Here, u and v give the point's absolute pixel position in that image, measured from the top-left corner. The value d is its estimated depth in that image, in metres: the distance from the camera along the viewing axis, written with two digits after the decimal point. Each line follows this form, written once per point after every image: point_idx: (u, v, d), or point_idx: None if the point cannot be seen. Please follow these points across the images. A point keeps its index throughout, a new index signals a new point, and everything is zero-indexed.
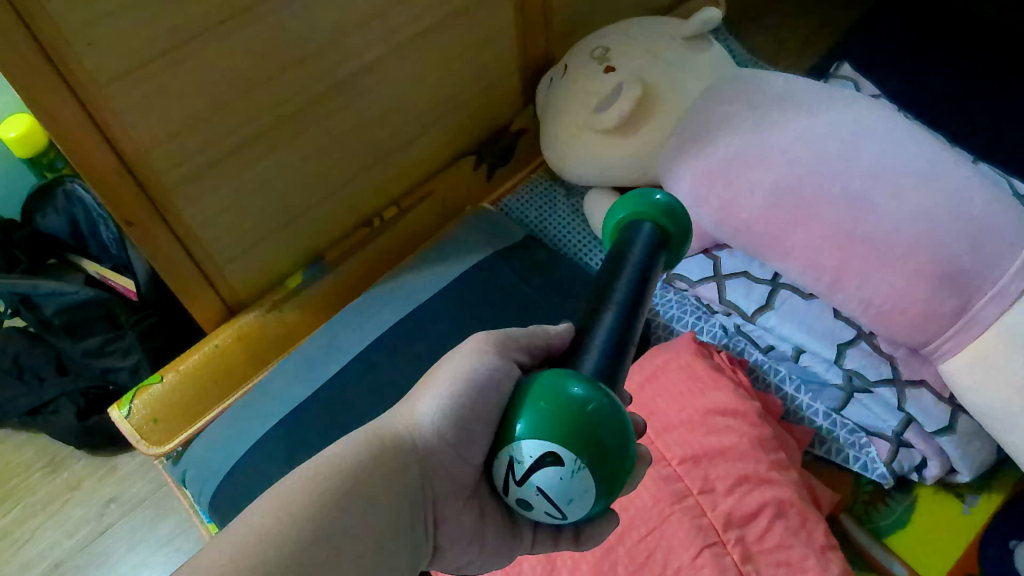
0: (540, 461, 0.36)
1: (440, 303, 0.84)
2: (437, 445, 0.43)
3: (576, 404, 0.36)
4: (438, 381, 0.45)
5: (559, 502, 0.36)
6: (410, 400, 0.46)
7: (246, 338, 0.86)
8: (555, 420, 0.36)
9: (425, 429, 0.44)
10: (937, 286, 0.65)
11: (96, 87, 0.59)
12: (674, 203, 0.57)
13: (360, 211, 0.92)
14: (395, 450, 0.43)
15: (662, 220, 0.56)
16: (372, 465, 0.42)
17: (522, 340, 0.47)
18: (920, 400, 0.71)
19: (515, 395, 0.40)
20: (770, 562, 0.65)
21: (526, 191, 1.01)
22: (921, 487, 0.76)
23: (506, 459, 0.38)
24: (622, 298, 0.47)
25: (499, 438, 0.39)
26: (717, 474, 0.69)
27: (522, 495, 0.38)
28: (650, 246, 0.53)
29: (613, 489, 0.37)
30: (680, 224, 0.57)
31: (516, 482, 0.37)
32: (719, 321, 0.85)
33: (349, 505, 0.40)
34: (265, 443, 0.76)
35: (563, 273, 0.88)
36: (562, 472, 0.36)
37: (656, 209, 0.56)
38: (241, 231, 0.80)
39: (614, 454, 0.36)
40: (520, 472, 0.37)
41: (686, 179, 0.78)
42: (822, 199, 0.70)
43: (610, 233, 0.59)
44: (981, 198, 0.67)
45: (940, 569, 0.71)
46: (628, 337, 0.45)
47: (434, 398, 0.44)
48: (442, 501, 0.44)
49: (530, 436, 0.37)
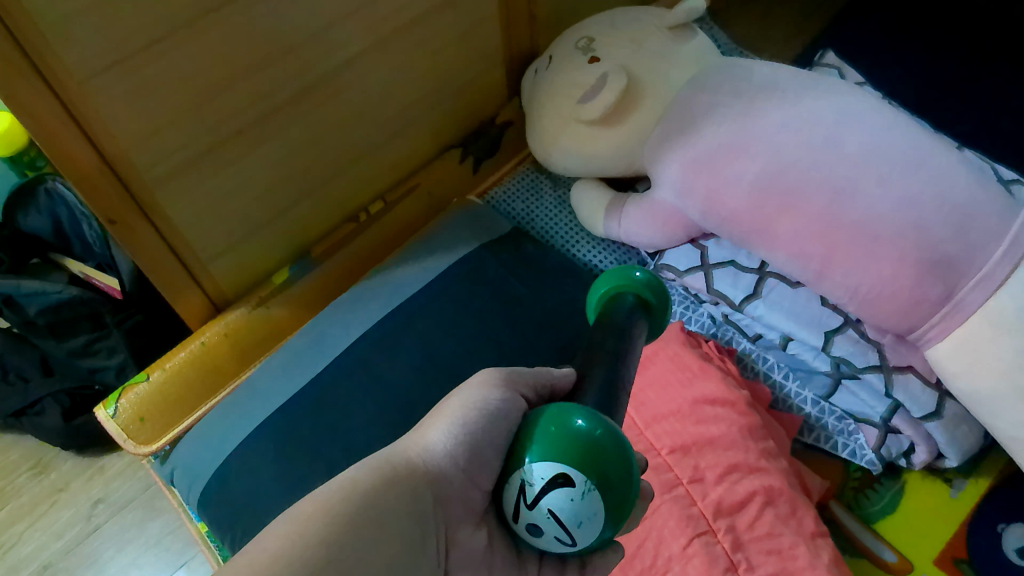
0: (551, 483, 0.37)
1: (428, 297, 0.84)
2: (451, 472, 0.44)
3: (583, 431, 0.37)
4: (449, 410, 0.46)
5: (569, 526, 0.37)
6: (422, 428, 0.46)
7: (235, 334, 0.86)
8: (564, 444, 0.37)
9: (438, 456, 0.44)
10: (923, 271, 0.65)
11: (75, 84, 0.58)
12: (652, 280, 0.57)
13: (345, 206, 0.92)
14: (407, 475, 0.43)
15: (644, 293, 0.56)
16: (384, 489, 0.42)
17: (529, 375, 0.47)
18: (907, 386, 0.71)
19: (523, 425, 0.40)
20: (760, 550, 0.65)
21: (513, 183, 1.01)
22: (910, 473, 0.76)
23: (517, 483, 0.38)
24: (610, 351, 0.48)
25: (509, 462, 0.39)
26: (706, 463, 0.69)
27: (532, 520, 0.38)
28: (631, 314, 0.54)
29: (621, 515, 0.38)
30: (659, 294, 0.57)
31: (528, 507, 0.37)
32: (706, 310, 0.85)
33: (361, 526, 0.40)
34: (255, 441, 0.76)
35: (549, 265, 0.88)
36: (573, 493, 0.36)
37: (638, 282, 0.57)
38: (225, 227, 0.79)
39: (620, 477, 0.37)
40: (531, 496, 0.37)
41: (673, 168, 0.78)
42: (808, 186, 0.70)
43: (592, 311, 0.59)
44: (966, 184, 0.67)
45: (929, 553, 0.72)
46: (620, 382, 0.46)
47: (447, 426, 0.45)
48: (454, 526, 0.44)
49: (541, 457, 0.37)
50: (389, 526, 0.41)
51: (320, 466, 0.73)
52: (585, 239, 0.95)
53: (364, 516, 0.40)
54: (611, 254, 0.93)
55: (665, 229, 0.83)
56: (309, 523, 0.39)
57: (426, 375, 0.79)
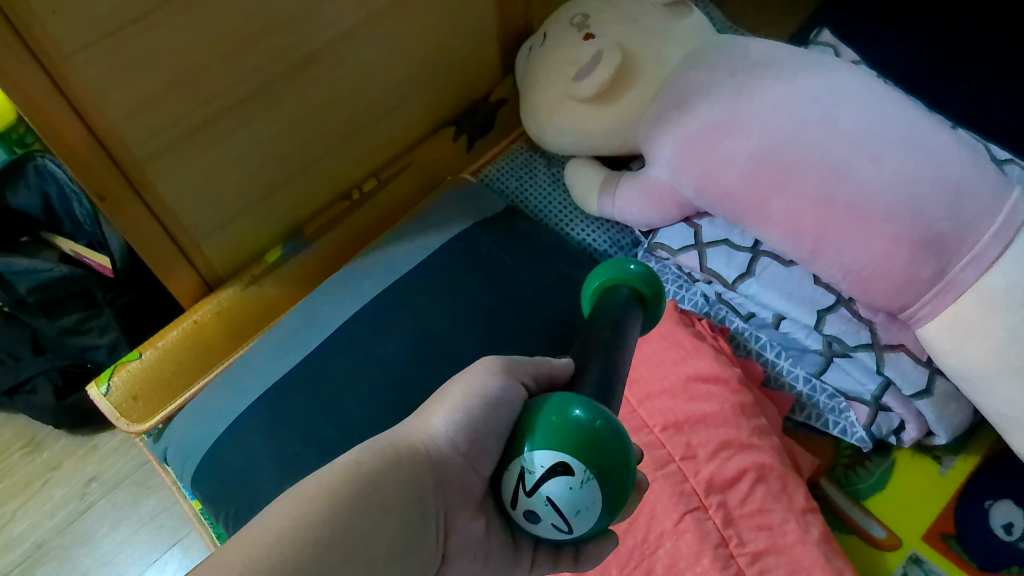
0: (551, 471, 0.37)
1: (421, 275, 0.84)
2: (452, 457, 0.44)
3: (582, 421, 0.37)
4: (451, 397, 0.46)
5: (567, 514, 0.37)
6: (424, 413, 0.46)
7: (227, 312, 0.86)
8: (564, 435, 0.37)
9: (439, 441, 0.44)
10: (915, 250, 0.65)
11: (62, 58, 0.58)
12: (647, 272, 0.58)
13: (338, 184, 0.92)
14: (409, 459, 0.43)
15: (640, 285, 0.57)
16: (385, 473, 0.42)
17: (530, 364, 0.47)
18: (898, 364, 0.72)
19: (523, 414, 0.40)
20: (751, 525, 0.66)
21: (506, 162, 1.00)
22: (899, 450, 0.77)
23: (517, 470, 0.38)
24: (607, 343, 0.48)
25: (509, 450, 0.39)
26: (698, 440, 0.69)
27: (529, 506, 0.38)
28: (626, 306, 0.54)
29: (617, 504, 0.38)
30: (654, 287, 0.58)
31: (528, 495, 0.38)
32: (699, 289, 0.85)
33: (363, 508, 0.40)
34: (248, 418, 0.76)
35: (543, 244, 0.88)
36: (572, 482, 0.36)
37: (632, 275, 0.57)
38: (217, 204, 0.79)
39: (618, 463, 0.37)
40: (531, 482, 0.37)
41: (668, 146, 0.78)
42: (803, 164, 0.70)
43: (587, 301, 0.60)
44: (959, 162, 0.67)
45: (917, 529, 0.72)
46: (616, 378, 0.46)
47: (448, 412, 0.45)
48: (454, 512, 0.44)
49: (543, 446, 0.37)
50: (389, 503, 0.41)
51: (314, 444, 0.74)
52: (579, 218, 0.95)
53: (364, 496, 0.40)
54: (605, 232, 0.93)
55: (659, 207, 0.83)
56: (310, 504, 0.39)
57: (420, 353, 0.78)
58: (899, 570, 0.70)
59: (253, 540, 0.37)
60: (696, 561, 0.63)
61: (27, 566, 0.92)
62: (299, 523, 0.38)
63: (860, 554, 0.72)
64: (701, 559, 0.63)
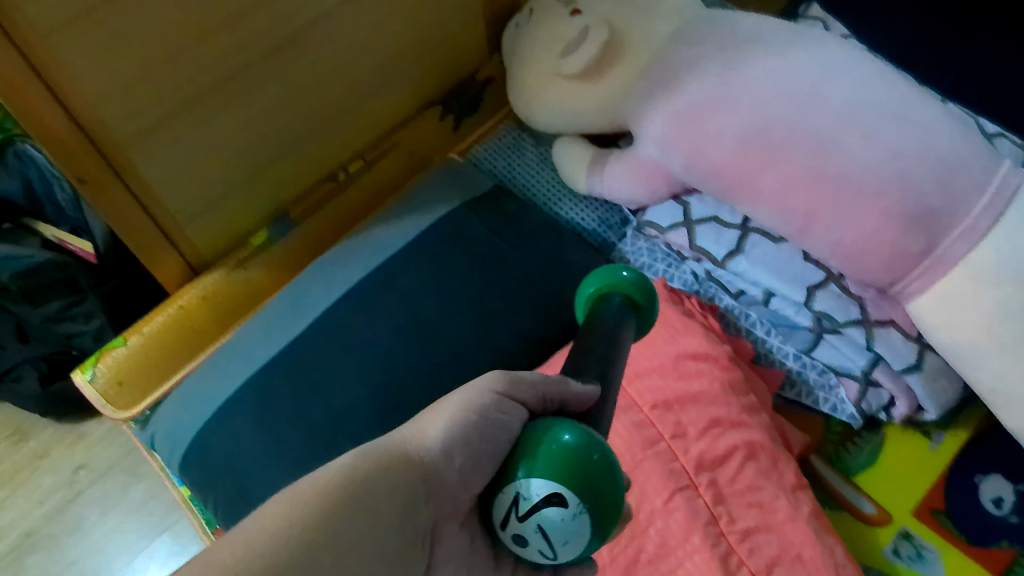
0: (545, 501, 0.36)
1: (409, 256, 0.83)
2: (446, 469, 0.42)
3: (580, 452, 0.37)
4: (451, 406, 0.44)
5: (556, 543, 0.37)
6: (424, 417, 0.45)
7: (213, 298, 0.85)
8: (562, 466, 0.36)
9: (434, 450, 0.42)
10: (905, 225, 0.65)
11: (37, 37, 0.56)
12: (642, 279, 0.58)
13: (324, 165, 0.90)
14: (402, 471, 0.41)
15: (634, 294, 0.57)
16: (376, 482, 0.41)
17: (542, 380, 0.44)
18: (888, 339, 0.72)
19: (523, 438, 0.40)
20: (742, 503, 0.65)
21: (494, 142, 0.98)
22: (890, 426, 0.77)
23: (510, 494, 0.38)
24: (599, 355, 0.48)
25: (504, 472, 0.39)
26: (688, 418, 0.69)
27: (519, 532, 0.37)
28: (620, 315, 0.54)
29: (604, 536, 0.38)
30: (648, 294, 0.57)
31: (520, 522, 0.37)
32: (690, 268, 0.84)
33: (351, 518, 0.39)
34: (234, 402, 0.75)
35: (532, 224, 0.87)
36: (564, 514, 0.36)
37: (626, 283, 0.57)
38: (202, 187, 0.78)
39: (608, 495, 0.37)
40: (524, 509, 0.37)
41: (657, 123, 0.77)
42: (793, 140, 0.69)
43: (581, 309, 0.60)
44: (949, 135, 0.67)
45: (908, 504, 0.72)
46: (607, 388, 0.46)
47: (447, 422, 0.43)
48: (443, 523, 0.43)
49: (541, 475, 0.36)
50: (378, 509, 0.40)
51: (302, 428, 0.73)
52: (567, 197, 0.94)
53: (356, 501, 0.40)
54: (595, 211, 0.92)
55: (648, 185, 0.83)
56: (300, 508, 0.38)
57: (408, 335, 0.78)
58: (890, 546, 0.70)
59: (240, 539, 0.37)
60: (687, 539, 0.63)
61: (17, 554, 0.92)
62: (289, 525, 0.38)
63: (851, 531, 0.72)
64: (692, 537, 0.63)
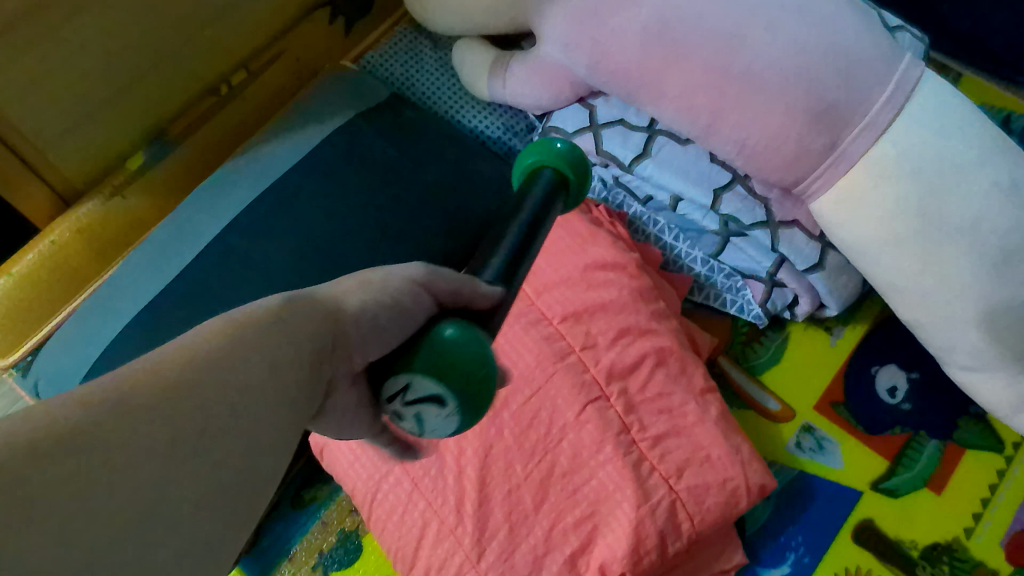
0: (426, 395, 0.34)
1: (301, 173, 0.77)
2: (350, 327, 0.35)
3: (468, 357, 0.33)
4: (369, 277, 0.38)
5: (428, 427, 0.35)
6: (346, 279, 0.38)
7: (89, 231, 0.77)
8: (443, 363, 0.33)
9: (347, 310, 0.36)
10: (809, 122, 0.64)
11: None
12: (577, 150, 0.50)
13: (202, 77, 0.81)
14: (268, 344, 0.33)
15: (562, 167, 0.49)
16: (249, 346, 0.32)
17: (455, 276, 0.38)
18: (792, 240, 0.71)
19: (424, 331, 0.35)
20: (652, 410, 0.66)
21: (386, 47, 0.92)
22: (793, 324, 0.78)
23: (398, 380, 0.34)
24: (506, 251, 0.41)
25: (401, 350, 0.35)
26: (598, 329, 0.68)
27: (397, 410, 0.35)
28: (548, 193, 0.47)
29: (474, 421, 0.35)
30: (582, 169, 0.50)
31: (403, 406, 0.35)
32: (597, 174, 0.82)
33: (209, 382, 0.30)
34: (120, 342, 0.70)
35: (430, 134, 0.82)
36: (442, 410, 0.34)
37: (559, 154, 0.49)
38: (60, 106, 0.69)
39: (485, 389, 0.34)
40: (408, 395, 0.34)
41: (559, 21, 0.73)
42: (697, 35, 0.65)
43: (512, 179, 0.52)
44: (852, 27, 0.65)
45: (810, 399, 0.75)
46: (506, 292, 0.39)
47: (365, 292, 0.36)
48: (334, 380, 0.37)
49: (422, 371, 0.33)
50: (274, 364, 0.32)
51: None
52: (470, 103, 0.89)
53: (229, 360, 0.31)
54: (497, 118, 0.88)
55: (552, 88, 0.79)
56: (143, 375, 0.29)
57: (304, 259, 0.73)
58: (793, 440, 0.73)
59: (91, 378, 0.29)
60: (599, 450, 0.63)
61: None
62: (98, 404, 0.27)
63: (756, 427, 0.74)
64: (604, 447, 0.63)
